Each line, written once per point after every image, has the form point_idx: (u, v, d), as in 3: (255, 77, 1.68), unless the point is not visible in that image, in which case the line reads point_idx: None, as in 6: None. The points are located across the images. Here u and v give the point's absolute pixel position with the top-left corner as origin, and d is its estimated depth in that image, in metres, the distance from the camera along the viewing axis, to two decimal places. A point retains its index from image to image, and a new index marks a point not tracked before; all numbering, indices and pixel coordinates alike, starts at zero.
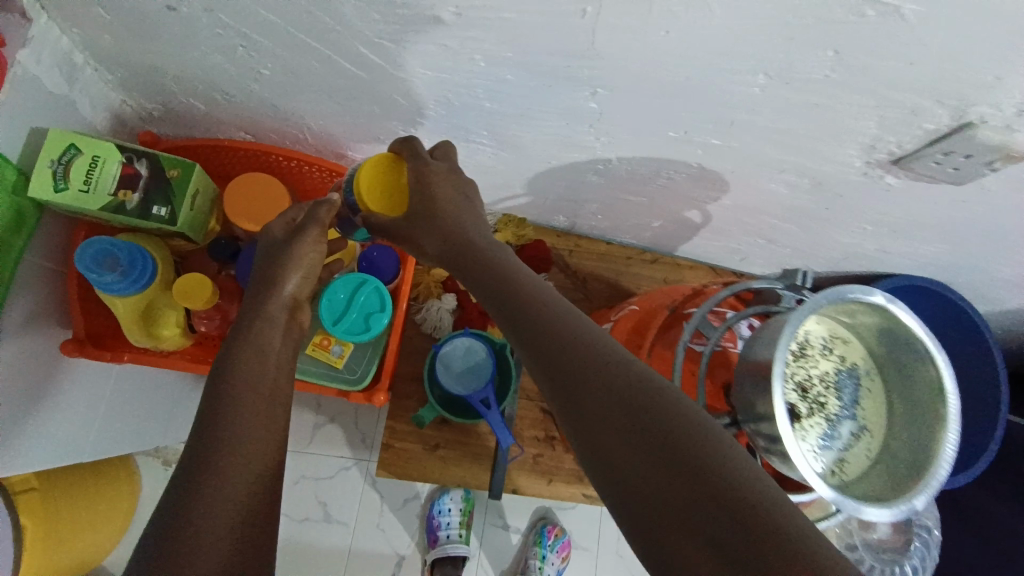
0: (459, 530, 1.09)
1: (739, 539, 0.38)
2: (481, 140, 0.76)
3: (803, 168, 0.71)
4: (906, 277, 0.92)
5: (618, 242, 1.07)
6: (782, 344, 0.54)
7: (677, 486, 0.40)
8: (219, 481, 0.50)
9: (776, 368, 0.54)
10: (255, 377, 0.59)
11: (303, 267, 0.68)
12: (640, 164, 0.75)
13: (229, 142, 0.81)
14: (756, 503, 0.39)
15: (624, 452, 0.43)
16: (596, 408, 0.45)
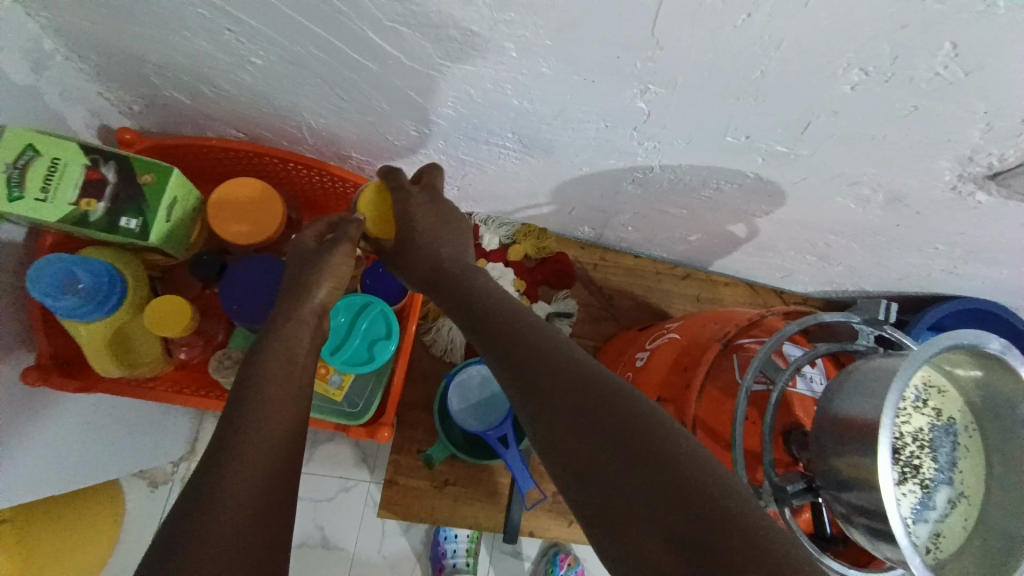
0: (467, 559, 0.97)
1: (699, 532, 0.37)
2: (506, 143, 0.66)
3: (880, 180, 0.61)
4: (968, 299, 0.84)
5: (648, 255, 0.97)
6: (888, 408, 0.44)
7: (637, 477, 0.40)
8: (231, 476, 0.45)
9: (884, 434, 0.43)
10: (284, 378, 0.53)
11: (336, 277, 0.61)
12: (686, 172, 0.66)
13: (221, 143, 0.70)
14: (724, 498, 0.38)
15: (582, 445, 0.43)
16: (558, 402, 0.45)
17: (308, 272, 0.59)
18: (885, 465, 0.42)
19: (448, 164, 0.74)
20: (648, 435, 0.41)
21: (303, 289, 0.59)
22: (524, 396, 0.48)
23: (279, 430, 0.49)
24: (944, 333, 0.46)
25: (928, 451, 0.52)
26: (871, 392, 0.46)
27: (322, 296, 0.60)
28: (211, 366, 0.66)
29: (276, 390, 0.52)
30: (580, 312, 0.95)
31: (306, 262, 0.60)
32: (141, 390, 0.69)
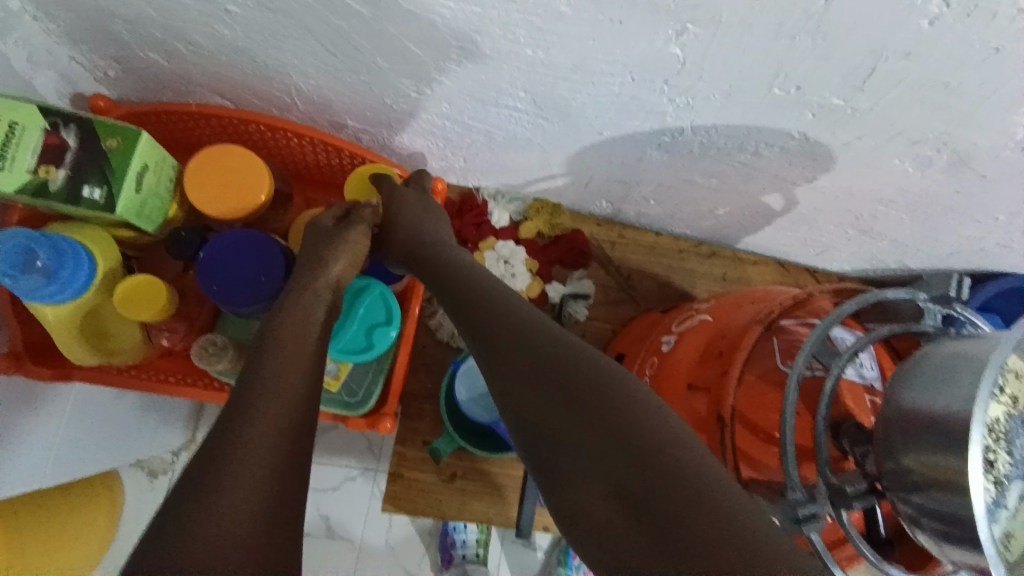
0: (477, 550, 0.92)
1: (648, 490, 0.37)
2: (517, 104, 0.59)
3: (948, 138, 0.54)
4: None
5: (670, 232, 0.90)
6: (984, 394, 0.36)
7: (590, 437, 0.40)
8: (240, 449, 0.42)
9: (976, 431, 0.35)
10: (298, 345, 0.51)
11: (353, 254, 0.60)
12: (720, 134, 0.58)
13: (202, 108, 0.64)
14: (679, 457, 0.38)
15: (538, 406, 0.43)
16: (518, 365, 0.45)
17: (326, 248, 0.58)
18: (975, 465, 0.35)
19: (454, 131, 0.67)
20: (600, 391, 0.42)
21: (320, 264, 0.58)
22: (484, 360, 0.48)
23: (292, 400, 0.46)
24: None
25: (1003, 444, 0.43)
26: (950, 381, 0.39)
27: (339, 272, 0.59)
28: (193, 354, 0.59)
29: (288, 357, 0.50)
30: (596, 294, 0.88)
31: (320, 242, 0.59)
32: (119, 377, 0.64)
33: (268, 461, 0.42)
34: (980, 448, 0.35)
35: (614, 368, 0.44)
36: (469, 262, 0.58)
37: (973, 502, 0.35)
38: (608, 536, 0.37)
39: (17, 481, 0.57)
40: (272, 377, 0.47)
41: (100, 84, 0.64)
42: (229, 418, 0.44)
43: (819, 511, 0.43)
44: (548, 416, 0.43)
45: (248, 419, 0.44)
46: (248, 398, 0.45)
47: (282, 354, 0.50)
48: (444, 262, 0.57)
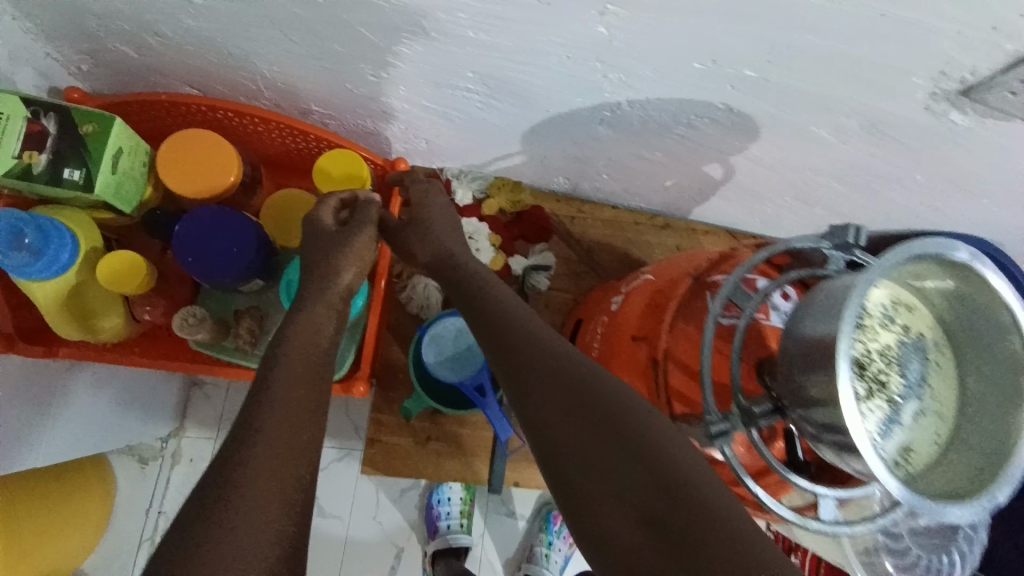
0: (462, 520, 0.90)
1: (672, 513, 0.41)
2: (469, 85, 0.64)
3: (858, 105, 0.59)
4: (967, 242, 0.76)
5: (627, 206, 0.95)
6: (847, 318, 0.43)
7: (619, 462, 0.44)
8: (252, 471, 0.44)
9: (842, 346, 0.42)
10: (309, 361, 0.54)
11: (361, 260, 0.63)
12: (655, 108, 0.64)
13: (171, 97, 0.67)
14: (700, 490, 0.42)
15: (568, 428, 0.47)
16: (551, 391, 0.49)
17: (336, 256, 0.60)
18: (844, 378, 0.42)
19: (414, 114, 0.72)
20: (625, 422, 0.46)
21: (330, 274, 0.60)
22: (513, 386, 0.52)
23: (300, 422, 0.49)
24: (904, 243, 0.43)
25: (896, 367, 0.48)
26: (830, 311, 0.45)
27: (348, 279, 0.61)
28: (175, 325, 0.63)
29: (300, 372, 0.52)
30: (558, 266, 0.94)
31: (330, 246, 0.61)
32: (105, 355, 0.67)
33: (283, 479, 0.45)
34: (846, 362, 0.42)
35: (639, 401, 0.48)
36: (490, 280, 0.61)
37: (843, 408, 0.42)
38: (626, 554, 0.41)
39: (42, 455, 0.64)
40: (285, 396, 0.50)
41: (75, 79, 0.68)
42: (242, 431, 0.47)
43: (730, 428, 0.50)
44: (578, 438, 0.46)
45: (256, 441, 0.46)
46: (260, 415, 0.48)
47: (291, 373, 0.51)
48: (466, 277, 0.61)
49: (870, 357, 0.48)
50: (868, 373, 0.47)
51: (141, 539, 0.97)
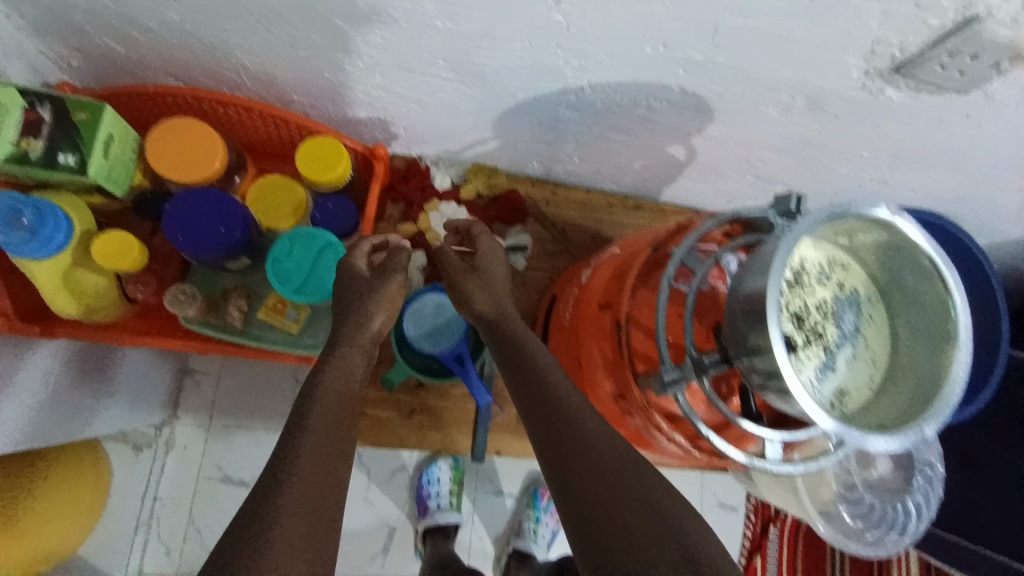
0: (451, 498, 0.98)
1: (669, 554, 0.47)
2: (440, 71, 0.68)
3: (800, 84, 0.64)
4: (912, 211, 0.82)
5: (599, 188, 1.00)
6: (774, 271, 0.48)
7: (625, 505, 0.51)
8: (282, 503, 0.50)
9: (770, 295, 0.48)
10: (338, 408, 0.60)
11: (393, 306, 0.68)
12: (615, 91, 0.68)
13: (157, 89, 0.70)
14: (693, 537, 0.49)
15: (604, 502, 0.52)
16: (591, 469, 0.54)
17: (370, 302, 0.66)
18: (772, 322, 0.47)
19: (389, 102, 0.76)
20: (634, 475, 0.53)
21: (362, 320, 0.65)
22: (555, 465, 0.57)
23: (329, 465, 0.56)
24: (826, 203, 0.48)
25: (832, 319, 0.53)
26: (763, 268, 0.50)
27: (380, 322, 0.67)
28: (167, 301, 0.69)
29: (330, 418, 0.59)
30: (535, 247, 0.98)
31: (368, 289, 0.67)
32: (102, 334, 0.71)
33: (311, 517, 0.51)
34: (774, 305, 0.47)
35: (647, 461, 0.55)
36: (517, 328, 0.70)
37: (773, 347, 0.47)
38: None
39: (99, 428, 0.77)
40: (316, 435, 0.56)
41: (62, 75, 0.71)
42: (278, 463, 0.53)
43: (682, 378, 0.56)
44: (592, 482, 0.54)
45: (285, 476, 0.52)
46: (291, 450, 0.54)
47: (321, 414, 0.58)
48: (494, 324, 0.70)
49: (807, 311, 0.53)
50: (805, 325, 0.52)
51: (137, 523, 1.00)
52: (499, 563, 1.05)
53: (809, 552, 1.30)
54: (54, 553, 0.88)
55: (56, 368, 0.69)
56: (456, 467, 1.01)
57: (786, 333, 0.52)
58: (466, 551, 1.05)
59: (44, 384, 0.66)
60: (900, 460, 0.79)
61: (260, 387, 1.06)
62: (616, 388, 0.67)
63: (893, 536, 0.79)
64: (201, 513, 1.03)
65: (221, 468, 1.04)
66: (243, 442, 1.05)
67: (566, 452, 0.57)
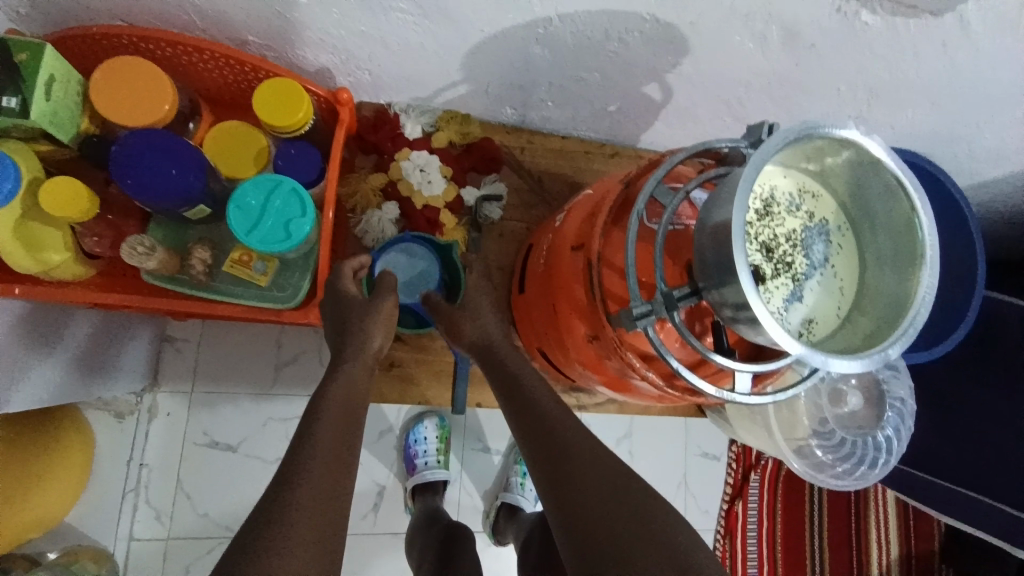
0: (438, 456, 1.00)
1: (651, 550, 0.54)
2: (401, 5, 0.64)
3: (775, 10, 0.61)
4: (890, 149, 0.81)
5: (575, 136, 0.97)
6: (740, 196, 0.47)
7: (613, 511, 0.57)
8: (296, 507, 0.52)
9: (735, 220, 0.46)
10: (344, 418, 0.62)
11: (387, 326, 0.73)
12: (585, 22, 0.65)
13: (100, 29, 0.65)
14: (672, 534, 0.56)
15: (594, 511, 0.57)
16: (583, 484, 0.59)
17: (367, 320, 0.70)
18: (737, 248, 0.46)
19: (350, 44, 0.72)
20: (620, 481, 0.59)
21: (363, 339, 0.69)
22: (551, 479, 0.62)
23: (337, 468, 0.57)
24: (794, 123, 0.46)
25: (801, 249, 0.52)
26: (730, 194, 0.49)
27: (378, 343, 0.71)
28: (124, 253, 0.66)
29: (338, 428, 0.61)
30: (510, 197, 0.96)
31: (363, 309, 0.71)
32: (62, 290, 0.67)
33: (319, 523, 0.52)
34: (739, 232, 0.46)
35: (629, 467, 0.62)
36: (508, 353, 0.75)
37: (739, 275, 0.46)
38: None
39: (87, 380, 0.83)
40: (324, 442, 0.58)
41: (9, 25, 0.64)
42: (287, 473, 0.55)
43: (652, 311, 0.54)
44: (582, 491, 0.59)
45: (300, 479, 0.54)
46: (302, 457, 0.56)
47: (329, 423, 0.60)
48: (490, 355, 0.75)
49: (776, 240, 0.51)
50: (773, 255, 0.51)
51: (124, 490, 0.97)
52: (488, 517, 1.07)
53: (788, 494, 1.34)
54: (40, 520, 0.87)
55: (59, 369, 0.77)
56: (442, 426, 1.02)
57: (754, 264, 0.51)
58: (455, 507, 1.07)
59: (40, 380, 0.74)
60: (871, 395, 0.80)
61: (240, 350, 1.04)
62: (590, 329, 0.66)
63: (864, 470, 0.81)
64: (190, 478, 1.01)
65: (208, 433, 1.02)
66: (228, 406, 1.03)
67: (560, 465, 0.62)
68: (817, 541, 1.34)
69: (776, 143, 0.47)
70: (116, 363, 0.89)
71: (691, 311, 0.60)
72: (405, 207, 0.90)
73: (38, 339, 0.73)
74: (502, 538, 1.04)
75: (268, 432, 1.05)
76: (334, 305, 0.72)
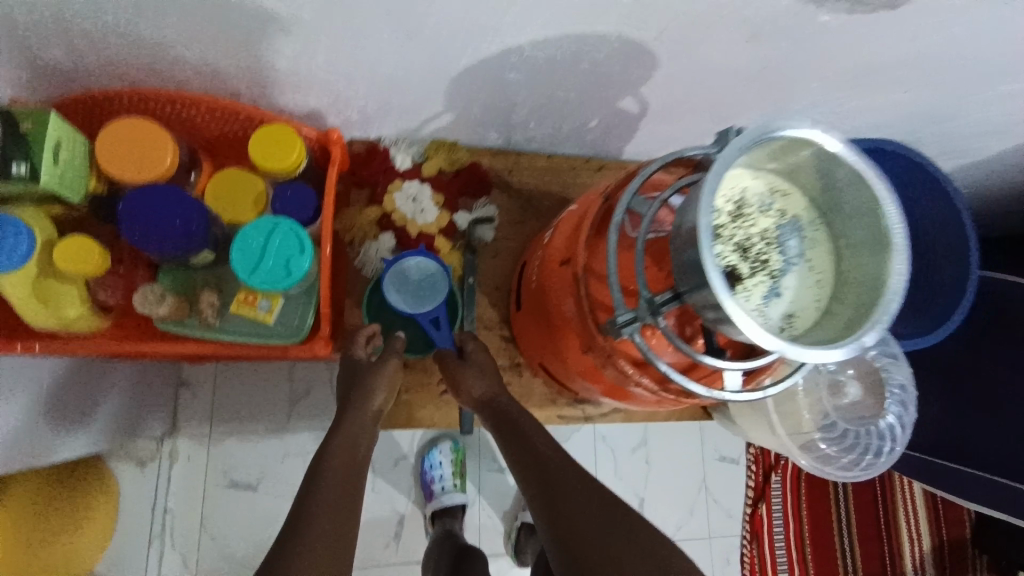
0: (454, 480, 1.02)
1: (637, 553, 0.60)
2: (376, 45, 0.67)
3: (733, 19, 0.64)
4: (866, 140, 0.83)
5: (561, 153, 1.00)
6: (706, 201, 0.48)
7: (600, 521, 0.63)
8: (307, 548, 0.56)
9: (703, 223, 0.48)
10: (349, 468, 0.66)
11: (391, 384, 0.75)
12: (556, 46, 0.69)
13: (104, 93, 0.70)
14: (652, 536, 0.62)
15: (587, 522, 0.63)
16: (572, 499, 0.65)
17: (370, 381, 0.73)
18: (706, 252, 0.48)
19: (337, 84, 0.75)
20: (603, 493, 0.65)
21: (365, 398, 0.72)
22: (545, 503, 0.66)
23: (343, 510, 0.61)
24: (752, 126, 0.48)
25: (776, 246, 0.54)
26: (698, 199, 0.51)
27: (380, 401, 0.74)
28: (137, 301, 0.72)
29: (341, 475, 0.64)
30: (502, 217, 0.99)
31: (365, 373, 0.75)
32: (85, 344, 0.71)
33: (328, 562, 0.56)
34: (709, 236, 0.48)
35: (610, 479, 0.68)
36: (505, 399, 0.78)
37: (712, 279, 0.48)
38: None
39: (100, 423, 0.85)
40: (330, 488, 0.62)
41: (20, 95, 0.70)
42: (299, 517, 0.59)
43: (637, 319, 0.56)
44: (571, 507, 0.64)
45: (310, 525, 0.58)
46: (312, 500, 0.61)
47: (335, 470, 0.64)
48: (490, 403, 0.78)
49: (749, 241, 0.53)
50: (747, 254, 0.53)
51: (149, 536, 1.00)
52: (509, 537, 1.08)
53: (812, 492, 1.33)
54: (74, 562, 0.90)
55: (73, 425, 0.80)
56: (457, 449, 1.06)
57: (730, 264, 0.53)
58: (475, 530, 1.08)
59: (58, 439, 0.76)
60: (871, 385, 0.80)
61: (255, 387, 1.06)
62: (584, 341, 0.68)
63: (869, 458, 0.81)
64: (212, 518, 1.04)
65: (227, 474, 1.05)
66: (245, 445, 1.06)
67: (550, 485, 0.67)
68: (846, 537, 1.32)
69: (737, 147, 0.49)
70: (129, 405, 0.92)
71: (679, 315, 0.61)
72: (400, 236, 0.93)
73: (65, 406, 0.77)
74: (524, 556, 1.06)
75: (285, 467, 1.07)
76: (346, 375, 0.77)
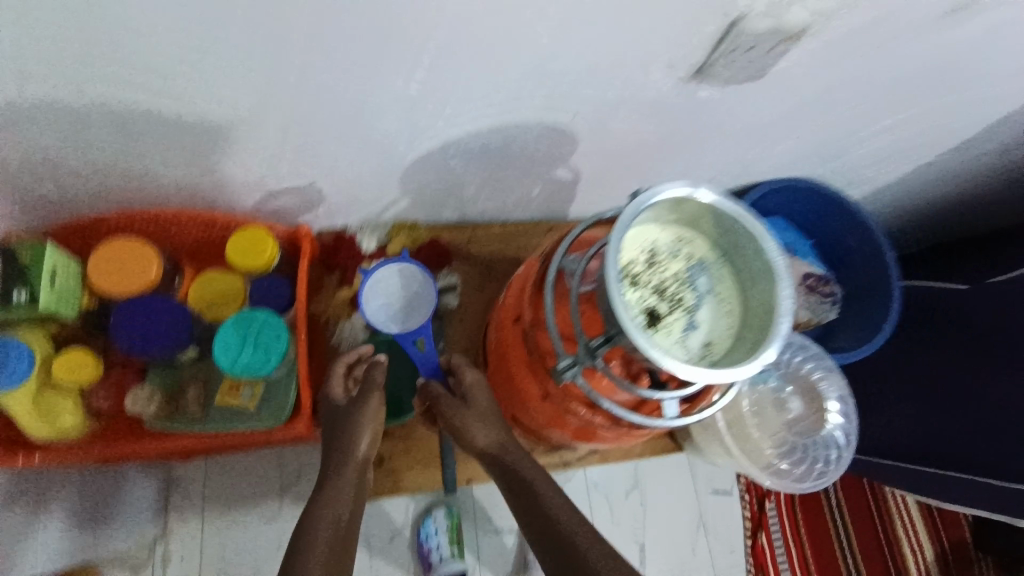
0: (450, 548, 1.05)
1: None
2: (332, 152, 0.78)
3: (632, 101, 0.76)
4: (775, 182, 0.95)
5: (514, 221, 1.10)
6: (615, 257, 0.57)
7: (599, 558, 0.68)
8: None
9: (613, 275, 0.56)
10: (336, 524, 0.69)
11: (374, 430, 0.80)
12: (487, 137, 0.80)
13: (92, 218, 0.80)
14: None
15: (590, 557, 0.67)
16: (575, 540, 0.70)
17: (353, 428, 0.78)
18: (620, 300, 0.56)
19: (299, 186, 0.85)
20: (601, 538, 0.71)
21: (347, 447, 0.77)
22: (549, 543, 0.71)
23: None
24: (644, 191, 0.58)
25: (688, 286, 0.63)
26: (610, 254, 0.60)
27: (364, 446, 0.78)
28: (127, 402, 0.79)
29: (328, 532, 0.68)
30: (465, 284, 1.07)
31: (349, 421, 0.79)
32: (74, 452, 0.76)
33: None
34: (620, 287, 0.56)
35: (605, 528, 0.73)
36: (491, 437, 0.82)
37: (625, 322, 0.56)
38: None
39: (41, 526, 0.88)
40: (317, 546, 0.66)
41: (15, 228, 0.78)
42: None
43: (578, 364, 0.63)
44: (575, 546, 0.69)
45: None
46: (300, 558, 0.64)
47: (321, 526, 0.68)
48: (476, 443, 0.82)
49: (663, 283, 0.62)
50: (663, 295, 0.61)
51: None
52: None
53: (807, 512, 1.35)
54: None
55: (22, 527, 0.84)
56: (451, 516, 1.06)
57: (649, 306, 0.61)
58: None
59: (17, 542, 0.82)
60: (808, 399, 0.89)
61: (246, 480, 1.07)
62: (542, 389, 0.74)
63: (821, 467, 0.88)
64: None
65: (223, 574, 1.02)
66: (237, 540, 1.04)
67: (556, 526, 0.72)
68: (849, 554, 1.34)
69: (635, 209, 0.58)
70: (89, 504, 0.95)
71: (622, 359, 0.65)
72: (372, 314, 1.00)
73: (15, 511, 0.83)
74: None
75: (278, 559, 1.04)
76: (332, 422, 0.81)
